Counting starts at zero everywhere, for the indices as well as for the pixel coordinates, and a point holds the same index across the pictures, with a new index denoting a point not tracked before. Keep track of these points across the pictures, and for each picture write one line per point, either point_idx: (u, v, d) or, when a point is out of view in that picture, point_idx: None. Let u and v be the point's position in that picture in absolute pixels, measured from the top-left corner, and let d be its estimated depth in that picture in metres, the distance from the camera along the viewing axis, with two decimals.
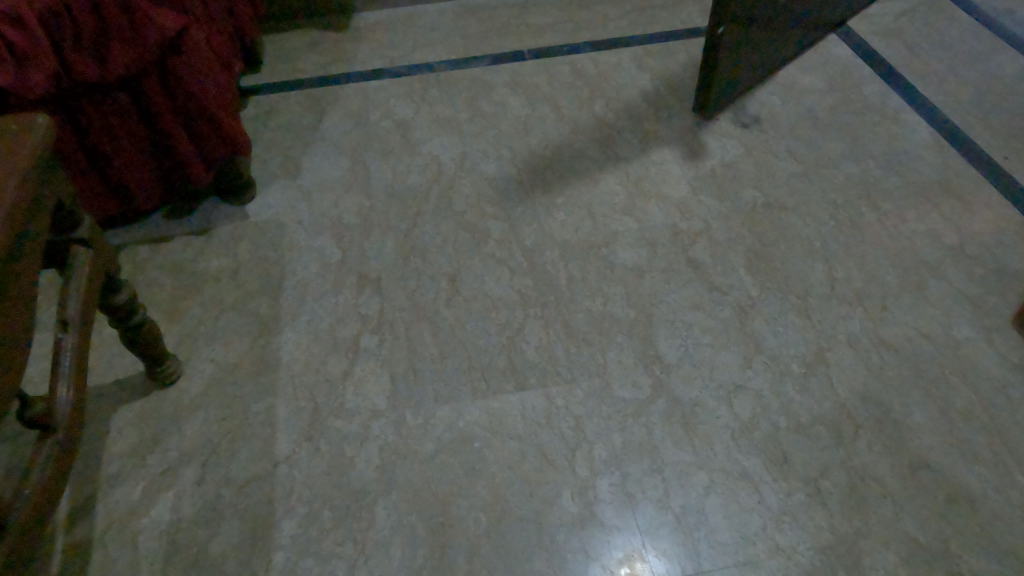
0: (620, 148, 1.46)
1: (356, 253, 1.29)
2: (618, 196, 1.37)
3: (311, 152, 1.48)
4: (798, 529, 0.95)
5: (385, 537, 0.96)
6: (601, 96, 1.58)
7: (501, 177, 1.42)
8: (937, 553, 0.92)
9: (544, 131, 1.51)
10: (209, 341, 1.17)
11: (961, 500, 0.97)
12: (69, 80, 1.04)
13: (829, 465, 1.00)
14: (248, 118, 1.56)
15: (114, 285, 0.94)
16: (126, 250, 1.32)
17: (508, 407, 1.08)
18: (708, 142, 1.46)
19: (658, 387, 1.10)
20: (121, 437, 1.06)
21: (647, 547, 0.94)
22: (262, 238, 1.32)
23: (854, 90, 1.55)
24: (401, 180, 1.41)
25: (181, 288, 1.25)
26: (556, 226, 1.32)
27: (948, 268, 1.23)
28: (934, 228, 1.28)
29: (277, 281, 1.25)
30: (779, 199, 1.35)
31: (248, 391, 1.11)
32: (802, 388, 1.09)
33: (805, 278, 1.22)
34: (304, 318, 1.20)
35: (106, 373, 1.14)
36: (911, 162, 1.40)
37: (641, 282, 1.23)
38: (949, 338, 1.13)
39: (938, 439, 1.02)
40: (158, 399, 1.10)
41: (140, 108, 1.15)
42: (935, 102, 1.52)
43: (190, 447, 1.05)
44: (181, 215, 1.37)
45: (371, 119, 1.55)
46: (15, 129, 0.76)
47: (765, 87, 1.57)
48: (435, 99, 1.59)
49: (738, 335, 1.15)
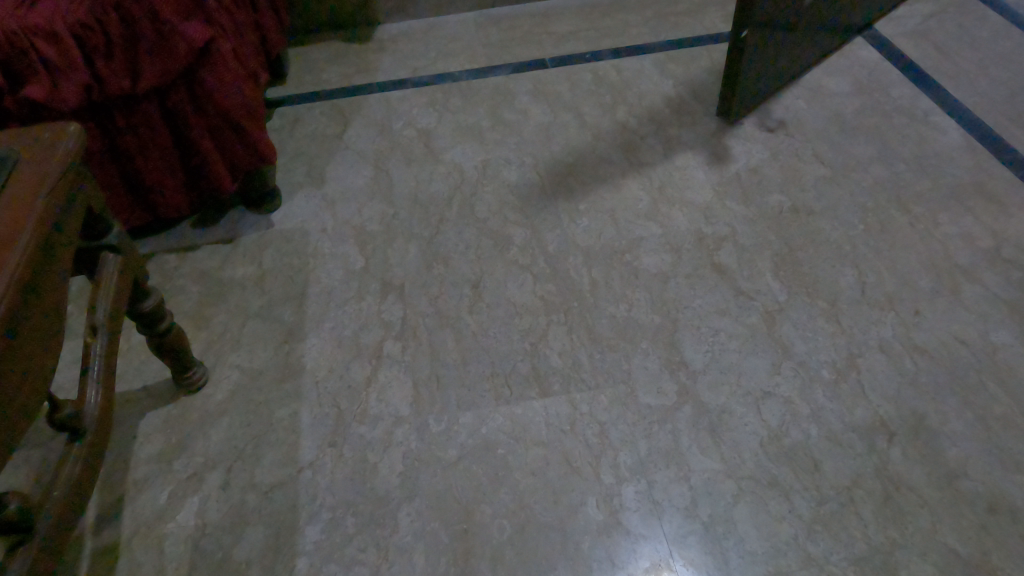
0: (643, 154, 1.45)
1: (380, 260, 1.30)
2: (642, 201, 1.36)
3: (336, 161, 1.50)
4: (831, 539, 0.92)
5: (408, 544, 0.95)
6: (624, 103, 1.57)
7: (523, 184, 1.41)
8: (977, 566, 0.89)
9: (566, 138, 1.51)
10: (235, 347, 1.18)
11: (1002, 510, 0.93)
12: (101, 93, 1.07)
13: (862, 473, 0.98)
14: (273, 129, 1.59)
15: (142, 291, 0.95)
16: (154, 259, 1.34)
17: (532, 414, 1.07)
18: (732, 147, 1.45)
19: (685, 393, 1.08)
20: (149, 442, 1.07)
21: (675, 556, 0.92)
22: (287, 246, 1.33)
23: (882, 93, 1.52)
24: (424, 188, 1.42)
25: (207, 296, 1.27)
26: (579, 232, 1.31)
27: (984, 271, 1.19)
28: (968, 231, 1.25)
29: (301, 288, 1.26)
30: (807, 204, 1.33)
31: (274, 397, 1.11)
32: (832, 394, 1.06)
33: (833, 282, 1.20)
34: (328, 325, 1.21)
35: (135, 378, 1.15)
36: (943, 165, 1.37)
37: (666, 288, 1.22)
38: (986, 343, 1.10)
39: (976, 447, 0.99)
40: (185, 403, 1.12)
41: (169, 119, 1.18)
42: (966, 103, 1.48)
43: (216, 453, 1.05)
44: (208, 225, 1.38)
45: (395, 128, 1.56)
46: (48, 136, 0.78)
47: (790, 91, 1.55)
48: (458, 108, 1.60)
49: (767, 340, 1.13)
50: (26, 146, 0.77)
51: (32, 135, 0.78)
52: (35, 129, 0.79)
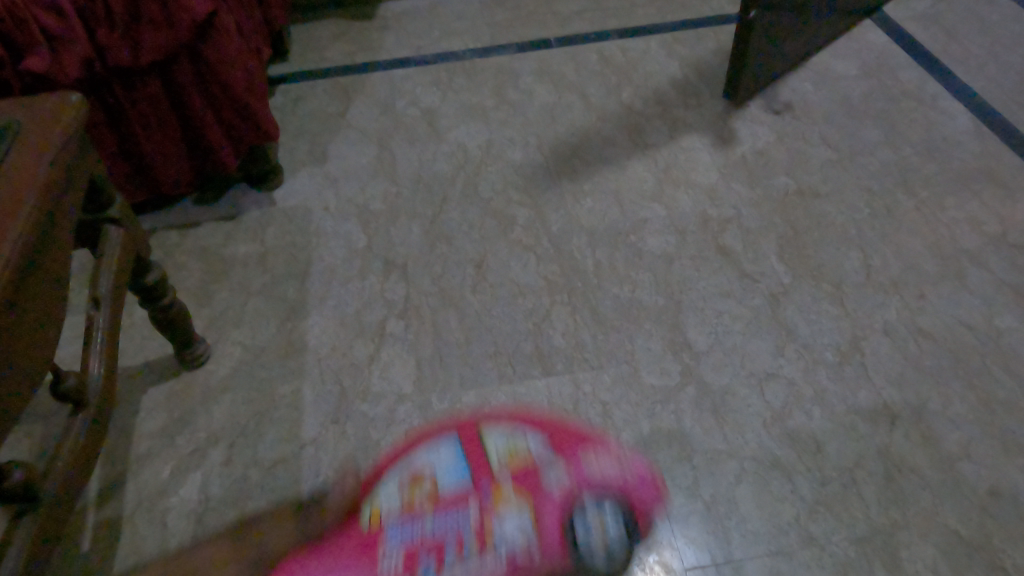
0: (648, 135, 1.44)
1: (383, 239, 1.29)
2: (647, 183, 1.35)
3: (339, 139, 1.48)
4: (833, 520, 0.92)
5: None
6: (629, 84, 1.56)
7: (527, 165, 1.40)
8: (978, 547, 0.89)
9: (571, 118, 1.49)
10: (237, 324, 1.18)
11: (1003, 493, 0.93)
12: (102, 66, 1.05)
13: (865, 455, 0.98)
14: (275, 106, 1.57)
15: (144, 266, 0.94)
16: (155, 235, 1.33)
17: (535, 393, 1.07)
18: (738, 129, 1.44)
19: (688, 374, 1.08)
20: (151, 417, 1.07)
21: (677, 535, 0.93)
22: (289, 223, 1.33)
23: (889, 76, 1.51)
24: (427, 167, 1.41)
25: (209, 273, 1.26)
26: (583, 213, 1.31)
27: (989, 256, 1.19)
28: (974, 215, 1.25)
29: (304, 266, 1.26)
30: (812, 186, 1.32)
31: (276, 374, 1.11)
32: (836, 376, 1.06)
33: (839, 266, 1.19)
34: (331, 303, 1.20)
35: (137, 354, 1.15)
36: (950, 149, 1.36)
37: (670, 269, 1.21)
38: (991, 328, 1.10)
39: (979, 431, 0.99)
40: (187, 380, 1.11)
41: (170, 93, 1.16)
42: (974, 88, 1.47)
43: (218, 428, 1.05)
44: (209, 201, 1.38)
45: (398, 107, 1.54)
46: (48, 106, 0.77)
47: (797, 74, 1.54)
48: (462, 87, 1.58)
49: (771, 323, 1.13)
50: (26, 115, 0.76)
51: (32, 105, 0.77)
52: (35, 99, 0.78)
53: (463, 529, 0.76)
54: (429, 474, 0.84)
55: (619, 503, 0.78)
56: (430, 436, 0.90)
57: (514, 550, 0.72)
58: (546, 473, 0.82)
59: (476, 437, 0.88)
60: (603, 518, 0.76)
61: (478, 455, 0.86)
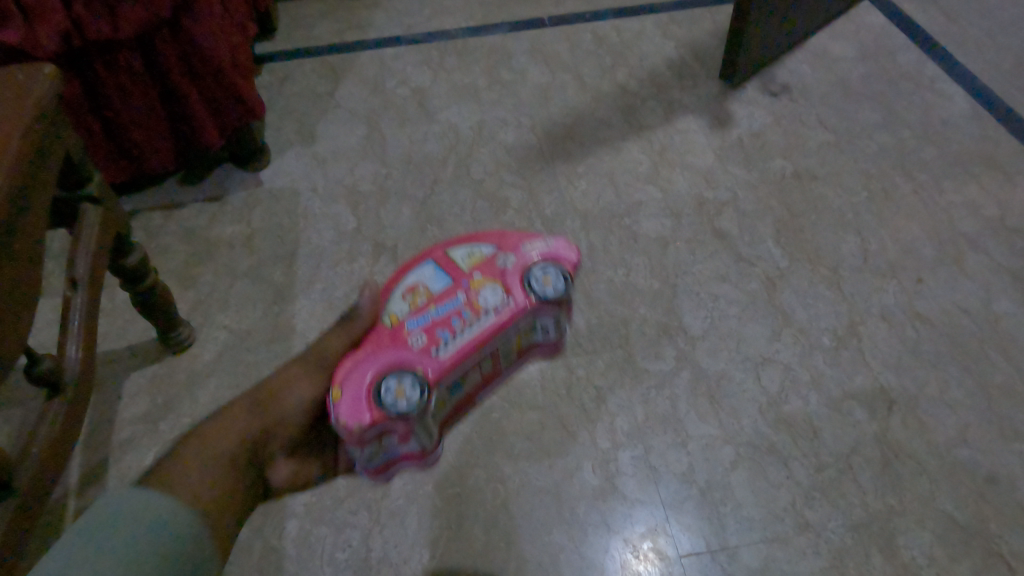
0: (643, 117, 1.41)
1: (372, 221, 1.26)
2: (642, 165, 1.33)
3: (328, 119, 1.45)
4: (829, 506, 0.91)
5: (400, 507, 0.94)
6: (624, 64, 1.53)
7: (520, 146, 1.37)
8: (974, 533, 0.88)
9: (565, 99, 1.46)
10: (223, 308, 1.15)
11: (999, 478, 0.92)
12: (81, 40, 1.01)
13: (862, 440, 0.97)
14: (261, 85, 1.53)
15: (125, 246, 0.91)
16: (138, 217, 1.29)
17: (527, 377, 1.05)
18: (734, 111, 1.41)
19: (683, 358, 1.06)
20: (134, 402, 1.05)
21: (671, 521, 0.91)
22: (276, 205, 1.29)
23: (888, 58, 1.49)
24: (417, 148, 1.38)
25: (194, 255, 1.23)
26: (577, 195, 1.28)
27: (988, 240, 1.17)
28: (973, 199, 1.23)
29: (291, 248, 1.23)
30: (810, 169, 1.30)
31: (262, 358, 1.09)
32: (832, 361, 1.05)
33: (836, 250, 1.18)
34: (319, 286, 1.17)
35: (119, 338, 1.12)
36: (949, 132, 1.34)
37: (665, 253, 1.19)
38: (989, 312, 1.08)
39: (976, 416, 0.98)
40: (171, 364, 1.09)
41: (152, 69, 1.13)
42: (974, 70, 1.45)
43: (203, 413, 1.03)
44: (193, 181, 1.34)
45: (388, 87, 1.51)
46: (20, 79, 0.74)
47: (795, 55, 1.51)
48: (454, 67, 1.55)
49: (767, 307, 1.11)
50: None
51: (4, 77, 0.74)
52: (7, 71, 0.74)
53: (459, 307, 0.76)
54: (414, 282, 0.80)
55: (562, 265, 0.79)
56: (402, 266, 0.83)
57: (502, 311, 0.75)
58: (500, 255, 0.80)
59: (439, 250, 0.83)
60: (554, 275, 0.78)
61: (446, 262, 0.81)
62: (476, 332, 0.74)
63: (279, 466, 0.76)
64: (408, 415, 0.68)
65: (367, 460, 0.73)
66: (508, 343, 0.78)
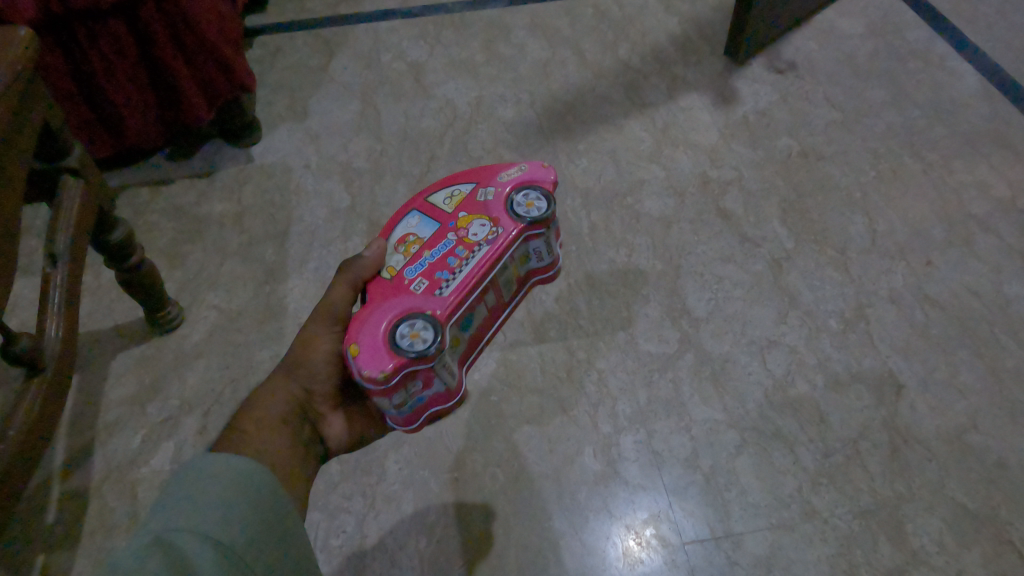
0: (646, 94, 1.38)
1: (367, 199, 1.22)
2: (644, 143, 1.29)
3: (321, 94, 1.40)
4: (836, 492, 0.89)
5: (396, 492, 0.91)
6: (626, 40, 1.48)
7: (519, 123, 1.34)
8: (984, 519, 0.86)
9: (565, 76, 1.42)
10: (213, 287, 1.12)
11: (1010, 464, 0.90)
12: (61, 6, 0.96)
13: (869, 425, 0.94)
14: (252, 59, 1.49)
15: (108, 221, 0.88)
16: (125, 193, 1.25)
17: (526, 360, 1.02)
18: (739, 89, 1.37)
19: (686, 341, 1.03)
20: (120, 384, 1.02)
21: (674, 507, 0.89)
22: (268, 182, 1.25)
23: (896, 35, 1.45)
24: (413, 124, 1.34)
25: (183, 233, 1.19)
26: (578, 174, 1.25)
27: (998, 221, 1.14)
28: (983, 179, 1.20)
29: (283, 226, 1.19)
30: (816, 148, 1.27)
31: (253, 339, 1.05)
32: (839, 344, 1.02)
33: (843, 231, 1.15)
34: (312, 265, 1.14)
35: (105, 318, 1.09)
36: (958, 111, 1.30)
37: (669, 233, 1.16)
38: (999, 295, 1.06)
39: (986, 401, 0.96)
40: (158, 344, 1.05)
41: (137, 38, 1.08)
42: (984, 48, 1.41)
43: (192, 396, 1.00)
44: (182, 157, 1.30)
45: (382, 61, 1.46)
46: None
47: (801, 31, 1.47)
48: (450, 41, 1.50)
49: (772, 289, 1.08)
50: None
51: None
52: None
53: (453, 246, 0.74)
54: (403, 233, 0.78)
55: (540, 187, 0.78)
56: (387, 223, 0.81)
57: (494, 241, 0.73)
58: (479, 191, 0.79)
59: (421, 199, 0.82)
60: (537, 198, 0.76)
61: (429, 209, 0.80)
62: (474, 263, 0.72)
63: (333, 420, 0.72)
64: (427, 350, 0.65)
65: (396, 409, 0.70)
66: (507, 272, 0.76)
